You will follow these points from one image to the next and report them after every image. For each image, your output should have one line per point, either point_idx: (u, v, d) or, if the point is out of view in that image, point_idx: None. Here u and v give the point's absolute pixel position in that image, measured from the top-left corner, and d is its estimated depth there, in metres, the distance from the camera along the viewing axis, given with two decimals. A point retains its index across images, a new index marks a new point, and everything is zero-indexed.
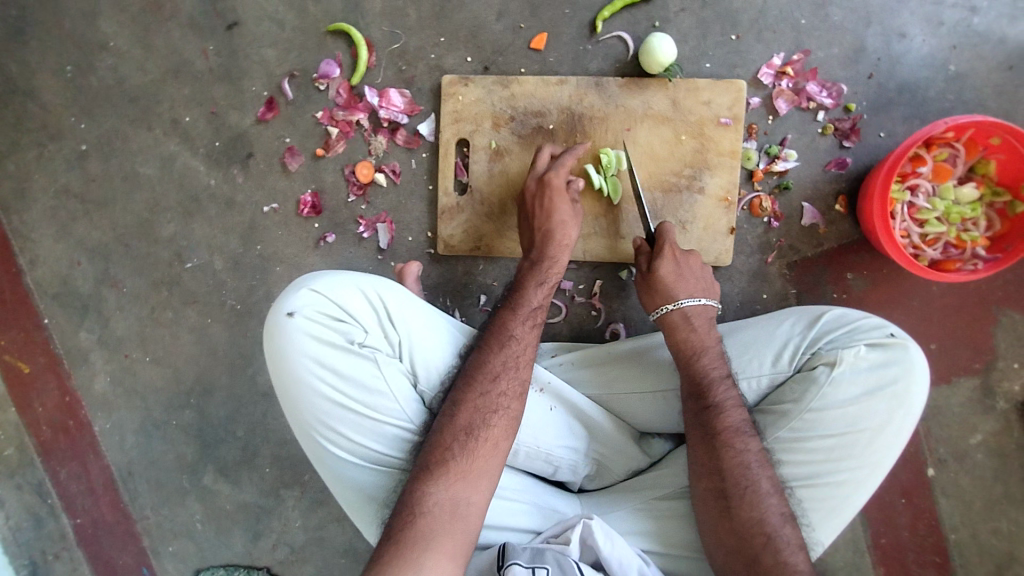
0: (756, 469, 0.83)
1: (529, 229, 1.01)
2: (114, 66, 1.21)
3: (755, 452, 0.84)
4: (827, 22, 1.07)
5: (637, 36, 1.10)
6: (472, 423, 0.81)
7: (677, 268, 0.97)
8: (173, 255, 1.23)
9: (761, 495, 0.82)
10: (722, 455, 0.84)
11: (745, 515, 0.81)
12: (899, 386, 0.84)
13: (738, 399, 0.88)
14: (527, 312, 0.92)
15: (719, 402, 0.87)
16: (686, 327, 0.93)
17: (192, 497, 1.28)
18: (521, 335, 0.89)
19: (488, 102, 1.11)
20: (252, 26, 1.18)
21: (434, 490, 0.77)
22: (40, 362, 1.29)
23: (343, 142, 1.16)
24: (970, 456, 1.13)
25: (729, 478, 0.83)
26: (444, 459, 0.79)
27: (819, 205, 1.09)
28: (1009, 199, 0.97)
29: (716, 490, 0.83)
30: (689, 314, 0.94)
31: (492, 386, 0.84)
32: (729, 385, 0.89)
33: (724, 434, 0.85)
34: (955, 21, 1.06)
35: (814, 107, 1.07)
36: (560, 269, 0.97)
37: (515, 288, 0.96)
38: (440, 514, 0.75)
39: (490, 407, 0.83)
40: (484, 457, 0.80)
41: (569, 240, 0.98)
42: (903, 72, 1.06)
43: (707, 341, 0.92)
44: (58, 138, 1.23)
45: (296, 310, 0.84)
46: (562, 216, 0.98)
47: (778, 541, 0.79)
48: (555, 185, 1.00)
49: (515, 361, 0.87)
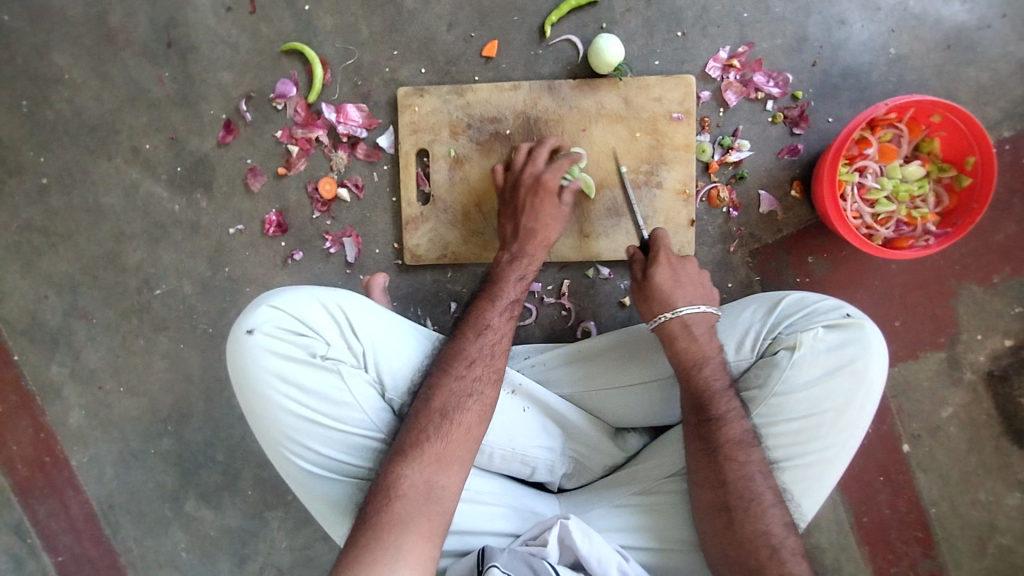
0: (757, 480, 0.83)
1: (513, 222, 1.01)
2: (71, 99, 1.21)
3: (758, 462, 0.84)
4: (768, 14, 1.10)
5: (586, 38, 1.12)
6: (447, 406, 0.82)
7: (671, 275, 0.94)
8: (142, 283, 1.23)
9: (763, 507, 0.82)
10: (724, 468, 0.83)
11: (747, 528, 0.81)
12: (860, 364, 0.85)
13: (742, 411, 0.87)
14: (505, 304, 0.92)
15: (722, 416, 0.85)
16: (686, 337, 0.90)
17: (175, 525, 1.27)
18: (498, 325, 0.90)
19: (444, 111, 1.12)
20: (205, 51, 1.19)
21: (408, 471, 0.77)
22: (11, 399, 1.27)
23: (304, 160, 1.17)
24: (943, 429, 1.14)
25: (735, 490, 0.82)
26: (419, 441, 0.79)
27: (776, 192, 1.11)
28: (955, 174, 0.99)
29: (720, 503, 0.83)
30: (688, 324, 0.90)
31: (468, 371, 0.85)
32: (732, 397, 0.87)
33: (727, 447, 0.84)
34: (892, 6, 1.09)
35: (762, 97, 1.10)
36: (537, 265, 0.99)
37: (494, 279, 0.96)
38: (415, 496, 0.75)
39: (465, 391, 0.83)
40: (459, 440, 0.80)
41: (549, 240, 1.00)
42: (845, 58, 1.09)
43: (710, 353, 0.89)
44: (19, 174, 1.23)
45: (256, 327, 0.84)
46: (548, 214, 1.00)
47: (783, 551, 0.79)
48: (549, 185, 1.01)
49: (491, 349, 0.88)
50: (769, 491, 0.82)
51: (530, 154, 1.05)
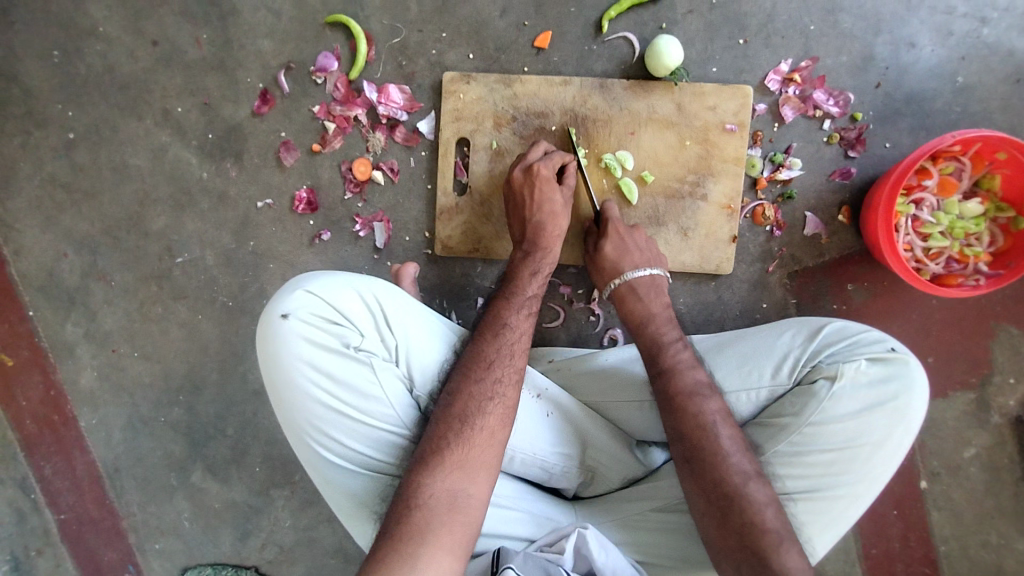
0: (715, 427, 0.83)
1: (519, 221, 1.00)
2: (103, 53, 1.17)
3: (713, 410, 0.85)
4: (836, 29, 1.05)
5: (643, 38, 1.08)
6: (466, 412, 0.80)
7: (621, 243, 0.99)
8: (164, 249, 1.20)
9: (725, 455, 0.81)
10: (679, 417, 0.85)
11: (708, 476, 0.81)
12: (900, 402, 0.83)
13: (692, 361, 0.90)
14: (521, 302, 0.92)
15: (670, 367, 0.89)
16: (633, 297, 0.97)
17: (180, 495, 1.26)
18: (516, 324, 0.89)
19: (489, 101, 1.08)
20: (247, 16, 1.14)
21: (429, 481, 0.76)
22: (24, 355, 1.26)
23: (340, 138, 1.13)
24: (963, 469, 1.13)
25: (692, 438, 0.83)
26: (440, 449, 0.78)
27: (822, 215, 1.08)
28: (1012, 215, 0.96)
29: (683, 454, 0.84)
30: (634, 286, 0.96)
31: (487, 373, 0.84)
32: (681, 348, 0.91)
33: (677, 396, 0.86)
34: (965, 32, 1.04)
35: (820, 115, 1.06)
36: (554, 258, 0.98)
37: (509, 278, 0.96)
38: (437, 506, 0.74)
39: (486, 395, 0.82)
40: (481, 447, 0.79)
41: (561, 230, 0.98)
42: (911, 82, 1.05)
43: (655, 309, 0.95)
44: (44, 126, 1.20)
45: (291, 312, 0.81)
46: (552, 207, 0.97)
47: (743, 499, 0.79)
48: (542, 176, 0.98)
49: (510, 349, 0.87)
50: (727, 439, 0.82)
51: (545, 156, 1.01)
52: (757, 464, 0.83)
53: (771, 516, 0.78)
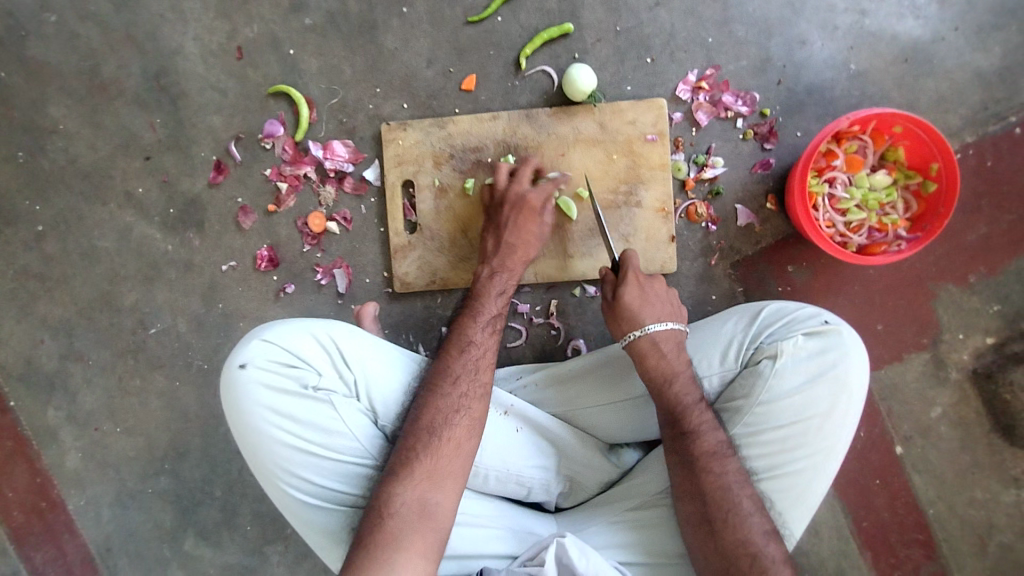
0: (736, 489, 0.84)
1: (494, 237, 1.05)
2: (65, 148, 1.25)
3: (734, 471, 0.85)
4: (732, 38, 1.15)
5: (560, 68, 1.17)
6: (434, 422, 0.84)
7: (641, 293, 0.96)
8: (136, 322, 1.25)
9: (745, 516, 0.83)
10: (702, 480, 0.85)
11: (729, 538, 0.82)
12: (839, 370, 0.87)
13: (714, 422, 0.88)
14: (486, 319, 0.96)
15: (694, 429, 0.87)
16: (656, 353, 0.92)
17: (174, 566, 1.26)
18: (481, 340, 0.93)
19: (427, 143, 1.16)
20: (196, 96, 1.23)
21: (400, 491, 0.79)
22: (7, 446, 1.27)
23: (293, 195, 1.20)
24: (934, 429, 1.16)
25: (715, 501, 0.84)
26: (409, 460, 0.81)
27: (752, 205, 1.15)
28: (920, 180, 1.03)
29: (700, 515, 0.84)
30: (657, 341, 0.92)
31: (453, 388, 0.87)
32: (703, 409, 0.89)
33: (702, 459, 0.86)
34: (848, 25, 1.14)
35: (732, 115, 1.14)
36: (516, 279, 1.03)
37: (474, 296, 1.00)
38: (408, 514, 0.77)
39: (452, 407, 0.85)
40: (448, 457, 0.82)
41: (529, 256, 1.04)
42: (808, 75, 1.14)
43: (678, 366, 0.91)
44: (15, 222, 1.26)
45: (248, 361, 0.86)
46: (530, 235, 1.04)
47: (763, 558, 0.80)
48: (531, 202, 1.05)
49: (476, 364, 0.90)
50: (746, 499, 0.84)
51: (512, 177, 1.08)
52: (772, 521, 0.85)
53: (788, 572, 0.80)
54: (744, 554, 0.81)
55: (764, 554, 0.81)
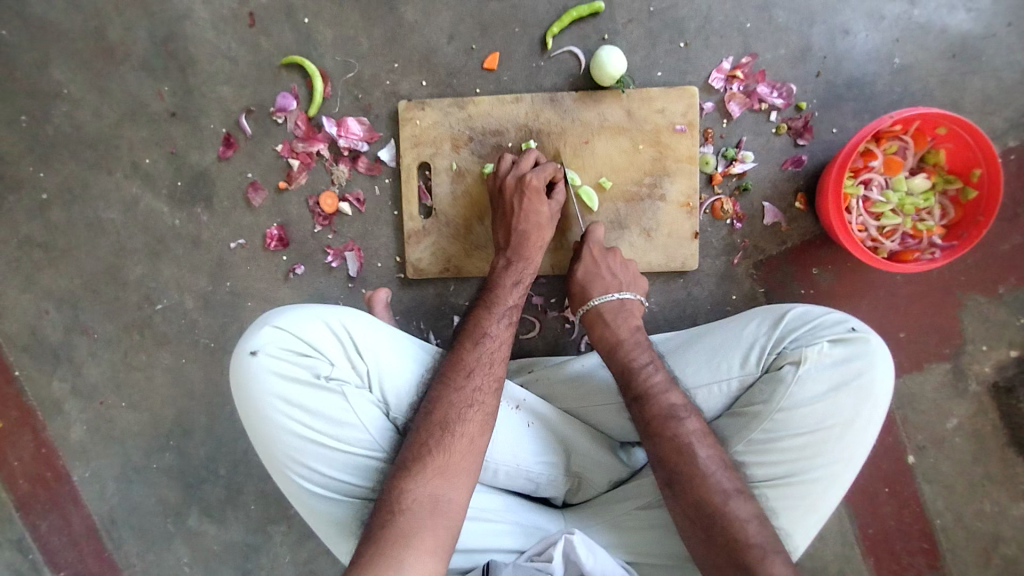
0: (693, 449, 0.84)
1: (505, 226, 1.02)
2: (69, 113, 1.21)
3: (690, 431, 0.85)
4: (772, 24, 1.09)
5: (588, 50, 1.12)
6: (447, 418, 0.82)
7: (591, 268, 1.03)
8: (143, 297, 1.22)
9: (705, 476, 0.81)
10: (657, 442, 0.85)
11: (690, 498, 0.81)
12: (864, 380, 0.85)
13: (665, 384, 0.89)
14: (503, 311, 0.94)
15: (644, 392, 0.89)
16: (601, 323, 0.99)
17: (178, 540, 1.27)
18: (497, 333, 0.91)
19: (445, 124, 1.11)
20: (205, 64, 1.18)
21: (413, 486, 0.77)
22: (12, 415, 1.27)
23: (305, 173, 1.16)
24: (948, 440, 1.14)
25: (670, 462, 0.84)
26: (422, 455, 0.80)
27: (779, 204, 1.11)
28: (961, 186, 0.98)
29: (663, 478, 0.84)
30: (601, 311, 0.99)
31: (467, 381, 0.85)
32: (654, 371, 0.91)
33: (654, 423, 0.86)
34: (896, 15, 1.08)
35: (766, 108, 1.09)
36: (534, 269, 1.00)
37: (490, 287, 0.98)
38: (421, 511, 0.75)
39: (466, 402, 0.84)
40: (460, 453, 0.80)
41: (542, 241, 1.00)
42: (850, 68, 1.08)
43: (625, 333, 0.96)
44: (18, 189, 1.23)
45: (259, 348, 0.83)
46: (539, 218, 1.00)
47: (727, 518, 0.79)
48: (533, 186, 1.00)
49: (490, 357, 0.89)
50: (707, 459, 0.83)
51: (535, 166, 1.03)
52: (740, 482, 0.83)
53: (755, 531, 0.78)
54: (705, 514, 0.80)
55: (727, 514, 0.79)
